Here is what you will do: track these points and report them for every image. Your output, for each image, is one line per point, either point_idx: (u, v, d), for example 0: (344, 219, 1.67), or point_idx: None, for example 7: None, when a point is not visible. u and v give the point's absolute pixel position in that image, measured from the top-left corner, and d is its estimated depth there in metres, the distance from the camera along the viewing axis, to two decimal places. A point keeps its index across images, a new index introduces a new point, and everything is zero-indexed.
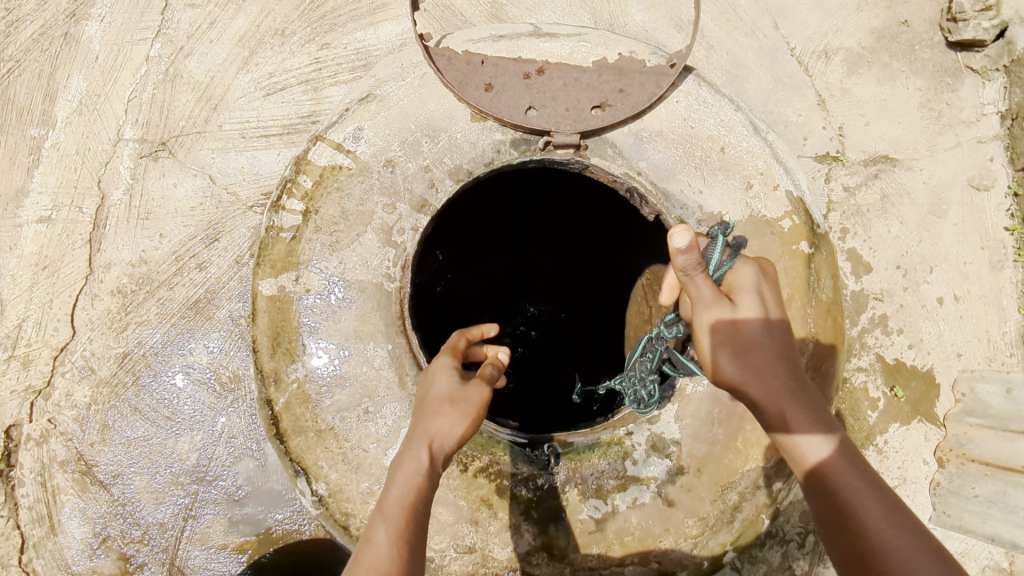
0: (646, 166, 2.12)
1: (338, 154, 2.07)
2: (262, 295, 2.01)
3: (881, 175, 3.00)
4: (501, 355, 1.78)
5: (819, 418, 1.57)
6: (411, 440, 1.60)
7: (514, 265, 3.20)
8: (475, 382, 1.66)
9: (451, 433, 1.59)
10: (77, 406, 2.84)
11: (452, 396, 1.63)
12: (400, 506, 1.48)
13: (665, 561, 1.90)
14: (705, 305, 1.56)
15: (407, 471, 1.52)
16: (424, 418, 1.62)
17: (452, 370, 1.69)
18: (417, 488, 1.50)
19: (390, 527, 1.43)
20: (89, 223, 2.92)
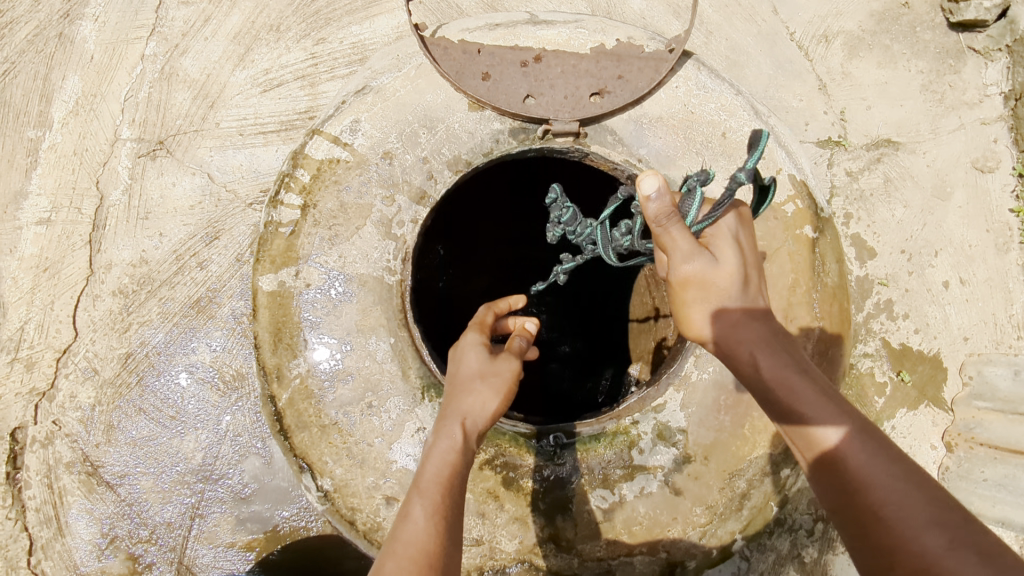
0: (646, 153, 2.10)
1: (335, 147, 2.05)
2: (262, 290, 2.00)
3: (883, 159, 2.97)
4: (529, 328, 1.81)
5: (805, 375, 1.48)
6: (444, 417, 1.59)
7: (515, 255, 3.17)
8: (506, 357, 1.68)
9: (485, 409, 1.60)
10: (81, 407, 2.84)
11: (483, 372, 1.63)
12: (436, 482, 1.46)
13: (673, 551, 1.89)
14: (683, 258, 1.47)
15: (442, 448, 1.52)
16: (456, 396, 1.62)
17: (481, 347, 1.69)
18: (452, 464, 1.50)
19: (426, 503, 1.41)
20: (88, 224, 2.91)
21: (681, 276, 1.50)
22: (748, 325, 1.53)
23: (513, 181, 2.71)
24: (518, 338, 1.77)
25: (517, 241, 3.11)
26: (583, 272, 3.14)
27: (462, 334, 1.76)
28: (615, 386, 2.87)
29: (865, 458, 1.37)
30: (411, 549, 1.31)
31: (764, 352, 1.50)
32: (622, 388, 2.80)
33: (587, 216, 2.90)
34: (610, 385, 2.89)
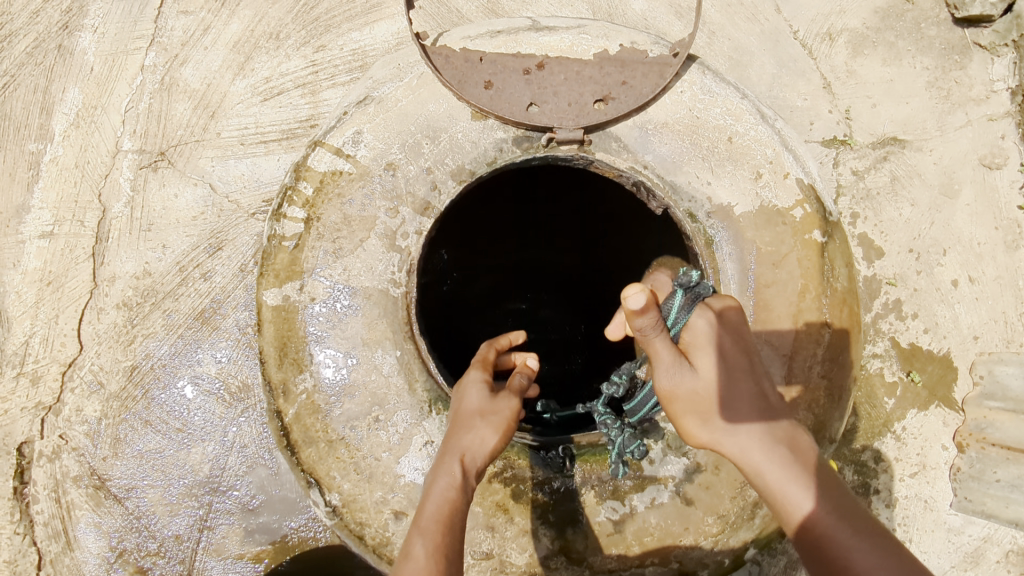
0: (652, 159, 2.08)
1: (337, 159, 2.03)
2: (267, 305, 1.98)
3: (889, 158, 2.94)
4: (530, 364, 1.88)
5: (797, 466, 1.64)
6: (444, 455, 1.65)
7: (516, 260, 3.15)
8: (504, 395, 1.72)
9: (484, 445, 1.65)
10: (88, 420, 2.84)
11: (483, 410, 1.68)
12: (436, 520, 1.52)
13: (685, 561, 1.87)
14: (664, 368, 1.69)
15: (442, 485, 1.58)
16: (456, 432, 1.67)
17: (482, 384, 1.74)
18: (452, 501, 1.56)
19: (427, 541, 1.48)
20: (91, 237, 2.90)
21: (664, 385, 1.72)
22: (739, 410, 1.69)
23: (517, 185, 2.68)
24: (519, 374, 1.82)
25: (519, 244, 3.08)
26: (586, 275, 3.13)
27: (465, 370, 1.81)
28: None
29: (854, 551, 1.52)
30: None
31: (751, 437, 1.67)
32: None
33: (591, 220, 2.88)
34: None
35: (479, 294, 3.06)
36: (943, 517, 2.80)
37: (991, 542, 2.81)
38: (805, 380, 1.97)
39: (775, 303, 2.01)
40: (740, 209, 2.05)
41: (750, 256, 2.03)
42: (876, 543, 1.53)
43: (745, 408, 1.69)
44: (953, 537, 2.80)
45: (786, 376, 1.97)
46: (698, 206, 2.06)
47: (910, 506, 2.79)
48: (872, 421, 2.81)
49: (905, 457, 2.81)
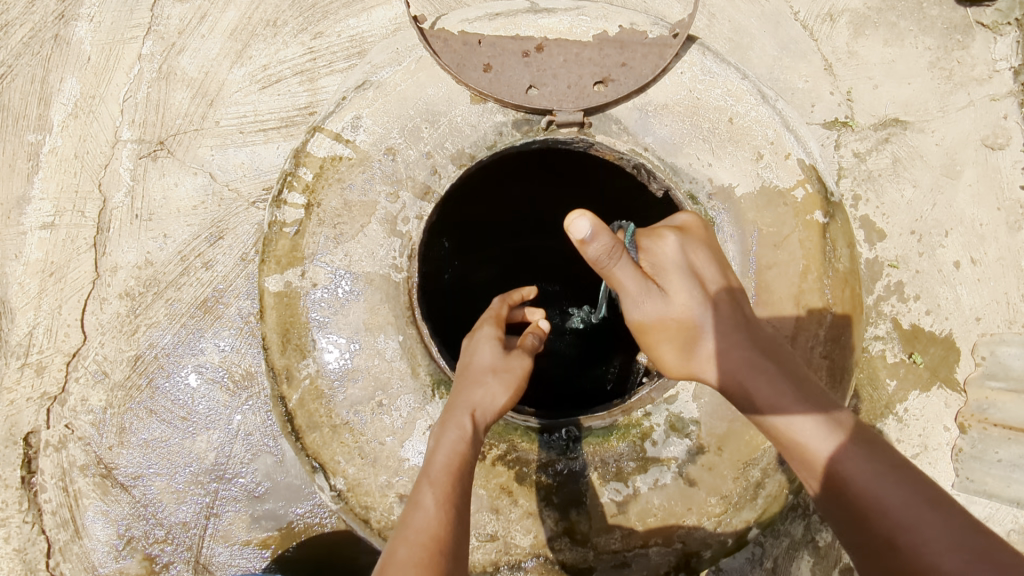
0: (652, 141, 2.07)
1: (337, 144, 2.03)
2: (269, 291, 1.99)
3: (891, 139, 2.93)
4: (541, 326, 1.93)
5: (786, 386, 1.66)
6: (453, 408, 1.66)
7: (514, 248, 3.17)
8: (517, 354, 1.76)
9: (494, 403, 1.68)
10: (93, 410, 2.85)
11: (495, 367, 1.71)
12: (445, 471, 1.54)
13: (689, 542, 1.89)
14: (635, 301, 1.70)
15: (451, 437, 1.60)
16: (466, 388, 1.69)
17: (494, 341, 1.78)
18: (461, 454, 1.57)
19: (436, 491, 1.49)
20: (92, 227, 2.91)
21: (635, 315, 1.72)
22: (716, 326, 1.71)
23: (517, 173, 2.68)
24: (531, 336, 1.87)
25: (518, 231, 3.10)
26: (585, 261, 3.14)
27: (476, 328, 1.85)
28: (623, 372, 2.80)
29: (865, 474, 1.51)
30: (421, 536, 1.40)
31: (740, 363, 1.69)
32: (630, 374, 2.74)
33: (591, 206, 2.89)
34: (619, 371, 2.84)
35: (481, 282, 3.06)
36: None
37: (993, 522, 2.83)
38: (807, 361, 1.98)
39: (776, 285, 2.00)
40: (742, 190, 2.04)
41: (751, 238, 2.02)
42: (877, 461, 1.54)
43: (726, 328, 1.72)
44: None
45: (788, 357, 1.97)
46: (699, 188, 2.05)
47: None
48: (874, 402, 2.82)
49: (907, 438, 2.82)
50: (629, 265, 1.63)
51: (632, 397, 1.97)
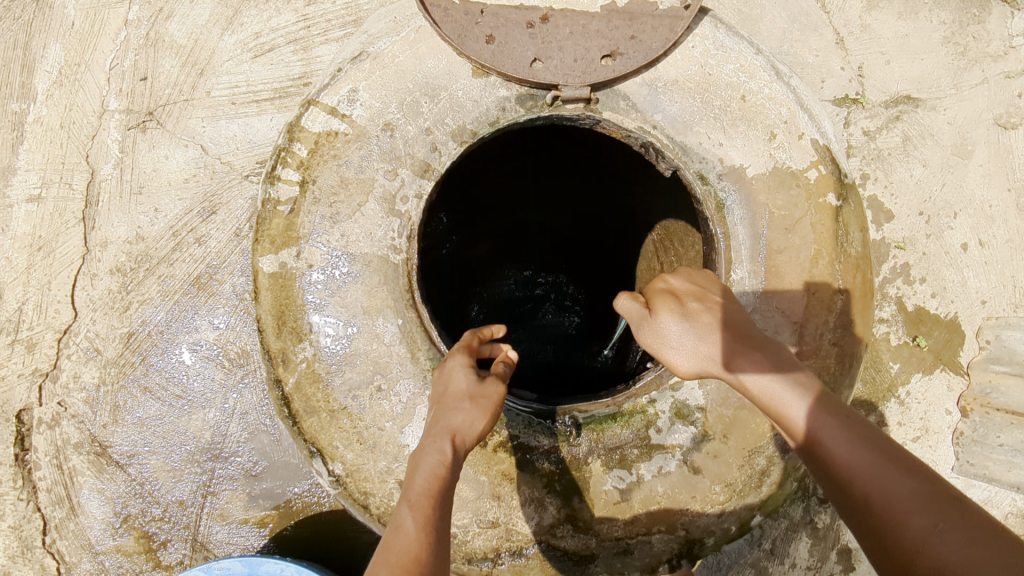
0: (661, 119, 1.99)
1: (332, 119, 1.94)
2: (263, 272, 1.92)
3: (902, 117, 2.85)
4: (511, 354, 1.85)
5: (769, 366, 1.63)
6: (429, 435, 1.62)
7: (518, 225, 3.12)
8: (493, 379, 1.69)
9: (473, 429, 1.62)
10: (86, 387, 2.81)
11: (471, 393, 1.65)
12: (425, 495, 1.51)
13: (692, 529, 1.88)
14: (639, 326, 1.80)
15: (429, 462, 1.55)
16: (443, 415, 1.64)
17: (468, 368, 1.71)
18: (441, 478, 1.53)
19: (417, 513, 1.47)
20: (81, 200, 2.82)
21: (645, 341, 1.79)
22: (709, 325, 1.70)
23: (523, 146, 2.58)
24: (502, 363, 1.80)
25: (522, 207, 3.02)
26: (586, 239, 3.11)
27: (449, 355, 1.77)
28: (621, 350, 2.77)
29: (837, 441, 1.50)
30: (401, 558, 1.36)
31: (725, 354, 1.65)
32: (630, 353, 2.68)
33: (597, 186, 2.83)
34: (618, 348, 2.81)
35: (478, 259, 3.01)
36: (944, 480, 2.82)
37: (991, 505, 2.84)
38: (816, 349, 1.94)
39: (787, 270, 1.94)
40: (753, 171, 1.97)
41: (762, 221, 1.96)
42: (844, 421, 1.53)
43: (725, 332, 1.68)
44: None
45: (796, 344, 1.93)
46: (710, 168, 1.98)
47: None
48: (877, 385, 2.80)
49: (909, 421, 2.80)
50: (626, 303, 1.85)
51: (637, 385, 1.93)
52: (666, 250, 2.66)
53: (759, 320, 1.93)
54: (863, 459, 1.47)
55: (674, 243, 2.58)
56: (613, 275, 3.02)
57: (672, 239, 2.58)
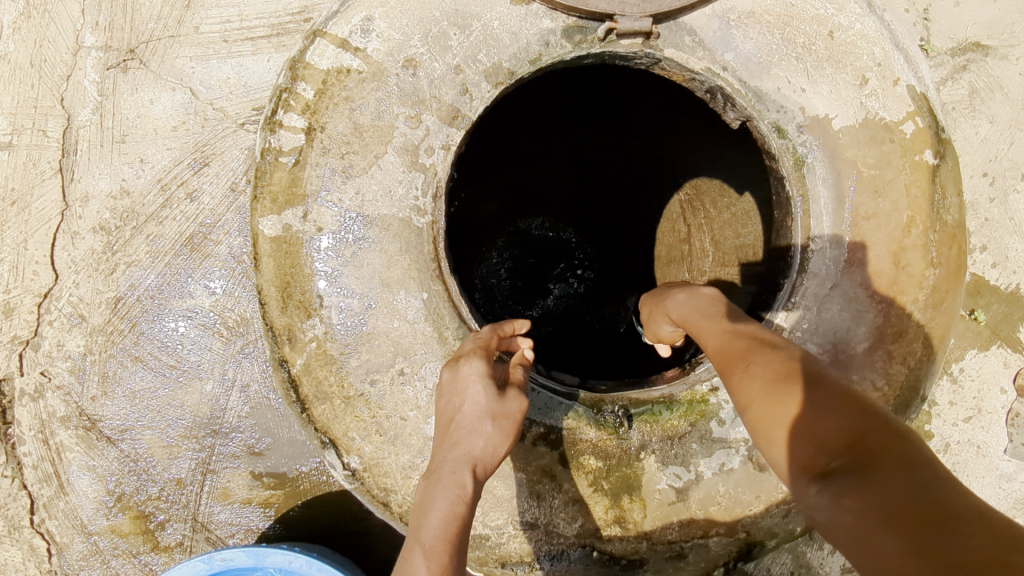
0: (733, 59, 1.67)
1: (343, 53, 1.63)
2: (264, 236, 1.65)
3: (970, 66, 2.51)
4: (528, 354, 1.59)
5: (686, 294, 1.62)
6: (445, 464, 1.38)
7: (523, 185, 2.75)
8: (515, 394, 1.46)
9: (494, 455, 1.41)
10: (71, 356, 2.56)
11: (493, 412, 1.42)
12: (442, 539, 1.25)
13: (755, 531, 1.67)
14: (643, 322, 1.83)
15: (448, 498, 1.32)
16: (457, 438, 1.41)
17: (486, 380, 1.45)
18: (461, 518, 1.30)
19: (433, 564, 1.19)
20: (57, 149, 2.51)
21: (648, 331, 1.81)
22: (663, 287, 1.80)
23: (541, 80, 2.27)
24: (519, 367, 1.54)
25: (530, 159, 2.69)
26: (616, 201, 2.76)
27: (460, 358, 1.49)
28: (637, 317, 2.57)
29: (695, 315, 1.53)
30: None
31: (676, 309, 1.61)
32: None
33: (619, 121, 2.56)
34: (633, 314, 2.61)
35: (484, 224, 2.65)
36: (995, 463, 2.59)
37: None
38: (902, 330, 1.68)
39: (874, 240, 1.67)
40: (840, 122, 1.68)
41: (849, 181, 1.67)
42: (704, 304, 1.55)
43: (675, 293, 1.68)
44: (1004, 484, 2.59)
45: (881, 326, 1.67)
46: (789, 119, 1.68)
47: (962, 452, 2.57)
48: None
49: (961, 401, 2.55)
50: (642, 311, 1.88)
51: (697, 368, 1.68)
52: (694, 212, 2.53)
53: (840, 297, 1.67)
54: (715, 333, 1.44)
55: (705, 204, 2.47)
56: (644, 238, 2.68)
57: (703, 199, 2.47)
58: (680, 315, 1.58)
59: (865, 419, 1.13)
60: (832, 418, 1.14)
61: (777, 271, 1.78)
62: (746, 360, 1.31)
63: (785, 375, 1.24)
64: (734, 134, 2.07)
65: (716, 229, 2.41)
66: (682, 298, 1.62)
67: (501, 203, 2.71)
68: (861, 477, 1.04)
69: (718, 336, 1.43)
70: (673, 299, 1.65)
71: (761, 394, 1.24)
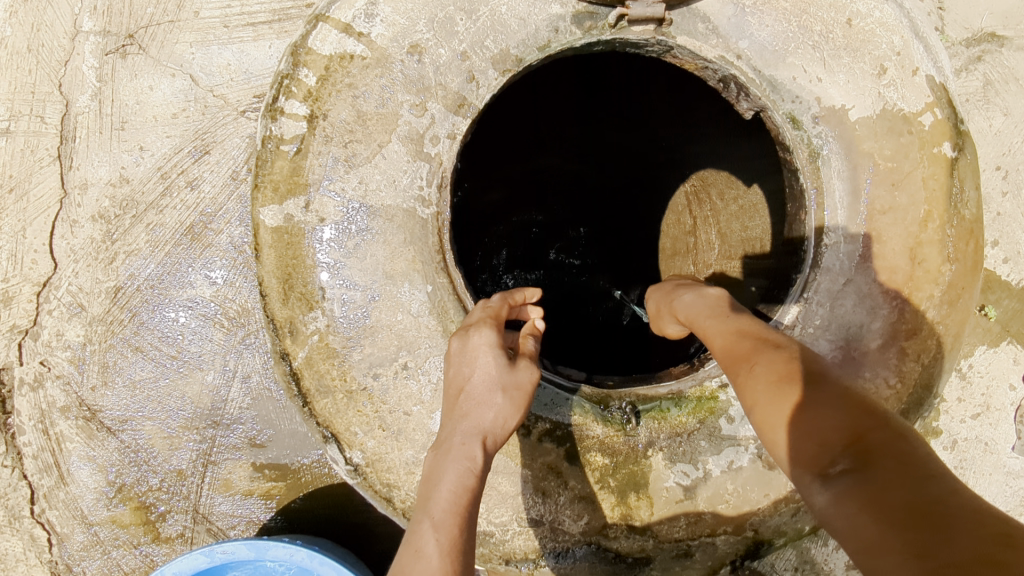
0: (748, 47, 1.62)
1: (346, 38, 1.58)
2: (265, 227, 1.61)
3: (985, 57, 2.44)
4: (538, 324, 1.55)
5: (691, 293, 1.59)
6: (454, 435, 1.37)
7: (524, 173, 2.64)
8: (526, 365, 1.44)
9: (504, 426, 1.40)
10: (70, 346, 2.53)
11: (503, 383, 1.41)
12: (451, 511, 1.24)
13: (763, 529, 1.64)
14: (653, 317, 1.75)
15: (457, 470, 1.30)
16: (467, 410, 1.39)
17: (497, 350, 1.44)
18: (470, 490, 1.28)
19: (442, 537, 1.18)
20: (55, 136, 2.47)
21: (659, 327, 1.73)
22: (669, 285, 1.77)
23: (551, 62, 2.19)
24: (530, 338, 1.53)
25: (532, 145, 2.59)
26: (622, 195, 2.69)
27: (470, 327, 1.47)
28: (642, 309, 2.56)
29: (699, 313, 1.51)
30: None
31: (681, 308, 1.58)
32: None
33: (628, 106, 2.50)
34: (637, 306, 2.59)
35: (485, 212, 2.53)
36: (1002, 460, 2.54)
37: None
38: (917, 327, 1.65)
39: (890, 235, 1.63)
40: (857, 114, 1.63)
41: (865, 174, 1.63)
42: (708, 302, 1.53)
43: (682, 294, 1.63)
44: (1011, 481, 2.56)
45: (895, 322, 1.64)
46: (804, 109, 1.64)
47: (970, 449, 2.51)
48: None
49: (969, 397, 2.50)
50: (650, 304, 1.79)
51: (706, 364, 1.66)
52: (700, 203, 2.56)
53: (853, 293, 1.64)
54: (719, 331, 1.43)
55: (711, 195, 2.51)
56: (649, 233, 2.64)
57: (709, 190, 2.50)
58: (683, 313, 1.56)
59: (867, 418, 1.14)
60: (834, 419, 1.15)
61: (790, 266, 1.74)
62: (749, 360, 1.32)
63: (791, 377, 1.24)
64: (743, 125, 2.11)
65: (724, 222, 2.43)
66: (687, 297, 1.58)
67: (502, 190, 2.60)
68: (863, 478, 1.06)
69: (725, 335, 1.42)
70: (679, 298, 1.61)
71: (764, 395, 1.25)
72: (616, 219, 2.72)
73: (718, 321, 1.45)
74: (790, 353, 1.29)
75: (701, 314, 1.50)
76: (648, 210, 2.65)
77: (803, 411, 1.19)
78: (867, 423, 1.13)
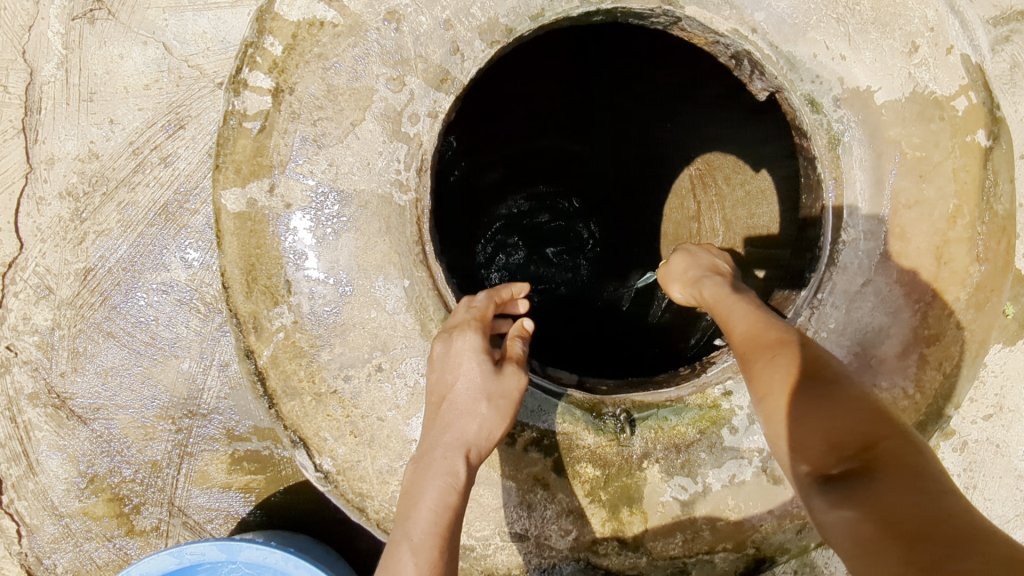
0: (765, 20, 1.45)
1: (316, 2, 1.42)
2: (227, 212, 1.46)
3: (1015, 37, 2.07)
4: (527, 325, 1.43)
5: (718, 277, 1.47)
6: (436, 448, 1.26)
7: (524, 151, 2.45)
8: (512, 371, 1.33)
9: (489, 438, 1.29)
10: (38, 331, 2.37)
11: (489, 392, 1.30)
12: (432, 533, 1.14)
13: (765, 547, 1.52)
14: (669, 285, 1.62)
15: (438, 486, 1.20)
16: (449, 421, 1.28)
17: (482, 356, 1.32)
18: (452, 509, 1.18)
19: (421, 562, 1.09)
20: (19, 107, 2.29)
21: (675, 294, 1.61)
22: (703, 256, 1.60)
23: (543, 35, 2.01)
24: (518, 341, 1.40)
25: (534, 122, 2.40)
26: (626, 173, 2.51)
27: (454, 331, 1.35)
28: (642, 294, 2.44)
29: (724, 297, 1.38)
30: None
31: (706, 290, 1.45)
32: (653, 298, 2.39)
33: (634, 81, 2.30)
34: (637, 292, 2.47)
35: (482, 194, 2.39)
36: None
37: None
38: (940, 332, 1.51)
39: (915, 231, 1.48)
40: (884, 96, 1.47)
41: (890, 164, 1.48)
42: (735, 289, 1.40)
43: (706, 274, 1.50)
44: None
45: (917, 327, 1.50)
46: (824, 90, 1.48)
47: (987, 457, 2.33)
48: None
49: None
50: (667, 270, 1.65)
51: (709, 369, 1.53)
52: (703, 188, 2.42)
53: (872, 295, 1.49)
54: (741, 315, 1.30)
55: (716, 180, 2.37)
56: (650, 216, 2.50)
57: (715, 175, 2.37)
58: (708, 293, 1.43)
59: (885, 426, 1.04)
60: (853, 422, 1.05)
61: (804, 264, 1.60)
62: (771, 348, 1.19)
63: (812, 371, 1.12)
64: (756, 107, 2.00)
65: (728, 206, 2.32)
66: (714, 281, 1.46)
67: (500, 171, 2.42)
68: (871, 482, 0.96)
69: (748, 320, 1.29)
70: (705, 278, 1.49)
71: (779, 383, 1.13)
72: (622, 199, 2.55)
73: (743, 307, 1.32)
74: (814, 349, 1.17)
75: (726, 298, 1.37)
76: (650, 191, 2.49)
77: (819, 406, 1.07)
78: (883, 429, 1.03)
